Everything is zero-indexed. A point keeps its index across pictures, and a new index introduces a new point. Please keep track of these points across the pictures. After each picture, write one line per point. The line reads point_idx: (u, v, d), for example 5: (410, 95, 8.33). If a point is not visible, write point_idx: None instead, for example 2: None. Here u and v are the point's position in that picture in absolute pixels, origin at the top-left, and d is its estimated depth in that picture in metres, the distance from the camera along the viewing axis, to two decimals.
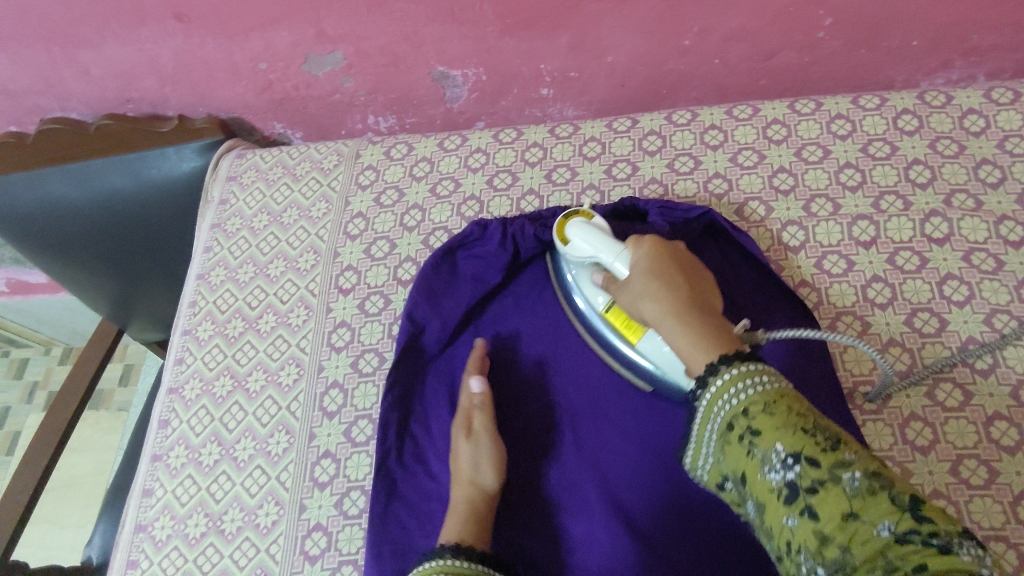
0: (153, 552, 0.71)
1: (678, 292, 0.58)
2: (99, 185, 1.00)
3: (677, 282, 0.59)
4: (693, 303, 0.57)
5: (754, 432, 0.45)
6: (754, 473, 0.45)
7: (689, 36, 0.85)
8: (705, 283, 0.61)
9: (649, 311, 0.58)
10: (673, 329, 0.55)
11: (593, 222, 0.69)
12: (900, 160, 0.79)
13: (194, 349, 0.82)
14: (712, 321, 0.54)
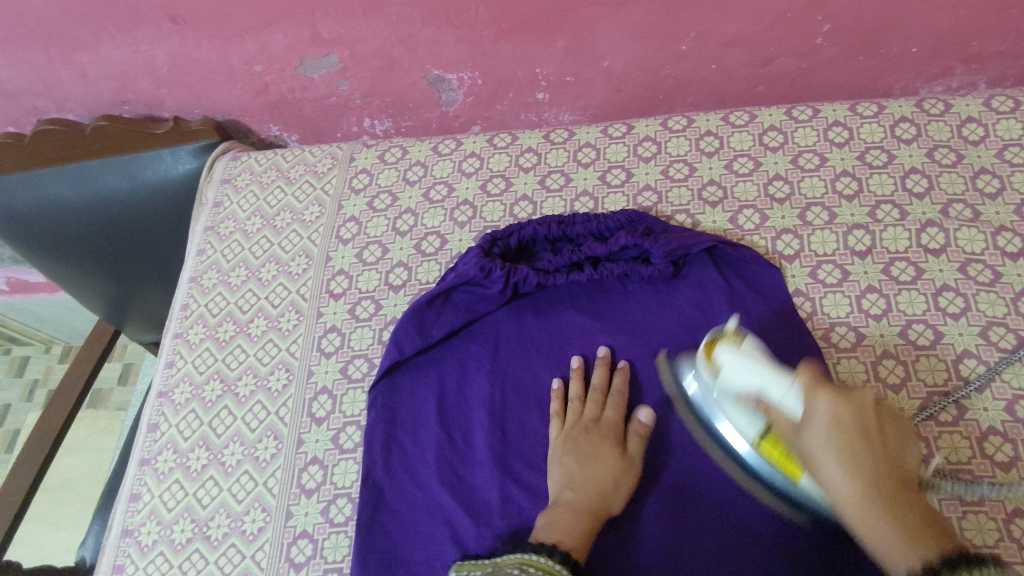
0: (139, 557, 0.71)
1: (875, 473, 0.49)
2: (95, 185, 0.99)
3: (872, 452, 0.49)
4: (891, 497, 0.48)
5: None
6: None
7: (686, 41, 0.84)
8: (901, 433, 0.52)
9: (828, 486, 0.50)
10: (876, 525, 0.47)
11: (743, 343, 0.59)
12: (897, 168, 0.78)
13: (184, 353, 0.82)
14: (905, 502, 0.48)
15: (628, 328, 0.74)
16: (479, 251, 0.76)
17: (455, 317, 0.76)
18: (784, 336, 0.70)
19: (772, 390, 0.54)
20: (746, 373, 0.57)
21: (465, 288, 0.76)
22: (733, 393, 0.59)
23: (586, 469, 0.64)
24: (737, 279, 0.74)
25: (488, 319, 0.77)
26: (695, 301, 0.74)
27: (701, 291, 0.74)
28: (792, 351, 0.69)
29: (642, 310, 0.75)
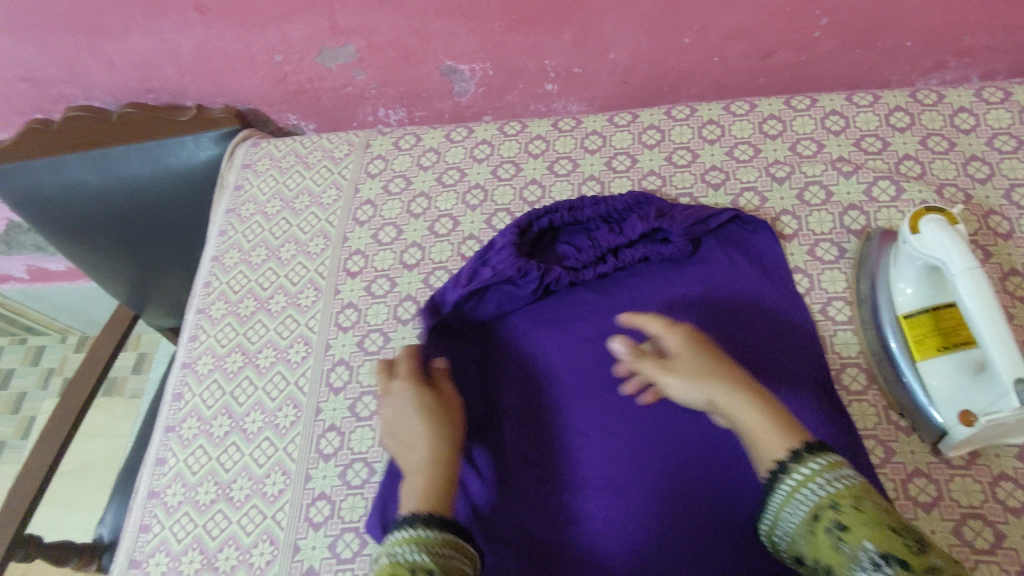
0: (165, 516, 0.74)
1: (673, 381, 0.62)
2: (120, 171, 1.03)
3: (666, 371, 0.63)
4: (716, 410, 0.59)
5: (842, 531, 0.49)
6: (842, 567, 0.48)
7: (689, 34, 0.88)
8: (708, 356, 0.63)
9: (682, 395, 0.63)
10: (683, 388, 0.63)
11: (956, 228, 0.64)
12: (891, 155, 0.82)
13: (207, 327, 0.85)
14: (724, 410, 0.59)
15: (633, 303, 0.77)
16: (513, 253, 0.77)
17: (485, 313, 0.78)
18: (783, 309, 0.74)
19: (948, 267, 0.62)
20: (934, 249, 0.63)
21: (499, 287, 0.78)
22: (924, 262, 0.65)
23: (411, 416, 0.63)
24: (744, 258, 0.78)
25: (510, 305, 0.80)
26: (701, 278, 0.77)
27: (706, 267, 0.78)
28: (790, 326, 0.73)
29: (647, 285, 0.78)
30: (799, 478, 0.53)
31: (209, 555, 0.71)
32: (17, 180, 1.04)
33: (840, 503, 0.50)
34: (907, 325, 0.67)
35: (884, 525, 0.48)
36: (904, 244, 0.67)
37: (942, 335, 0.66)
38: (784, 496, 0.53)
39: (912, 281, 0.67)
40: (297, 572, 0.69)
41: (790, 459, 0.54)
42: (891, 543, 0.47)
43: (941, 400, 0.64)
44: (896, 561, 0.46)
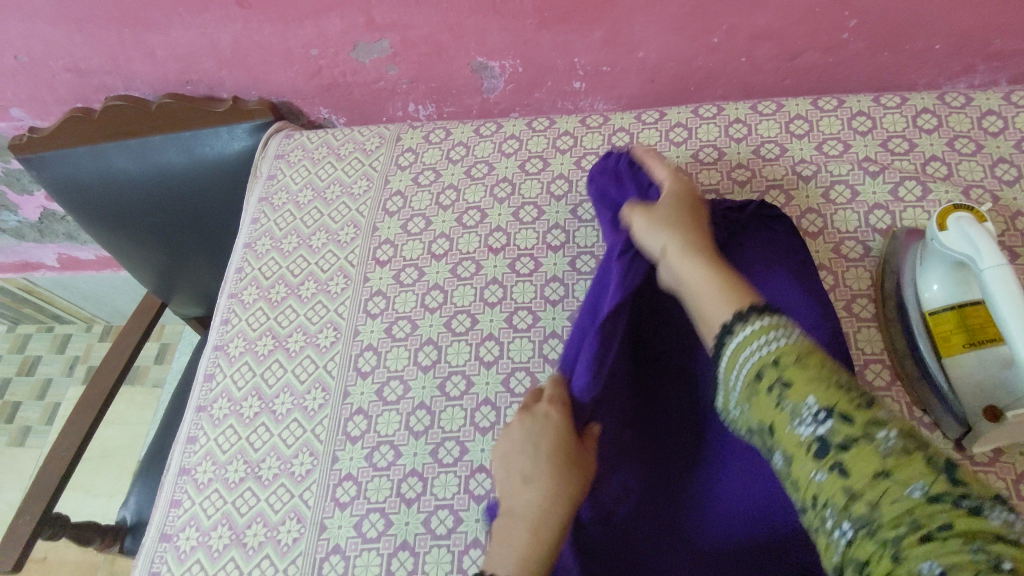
0: (195, 493, 0.76)
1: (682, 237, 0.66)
2: (157, 160, 1.06)
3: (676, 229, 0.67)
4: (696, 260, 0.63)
5: (786, 387, 0.46)
6: (783, 426, 0.46)
7: (718, 34, 0.89)
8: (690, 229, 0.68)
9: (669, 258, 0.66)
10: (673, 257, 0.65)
11: (985, 225, 0.64)
12: (918, 156, 0.82)
13: (239, 311, 0.87)
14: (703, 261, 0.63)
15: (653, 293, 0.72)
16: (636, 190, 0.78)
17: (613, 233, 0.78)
18: None
19: (977, 261, 0.62)
20: (962, 244, 0.64)
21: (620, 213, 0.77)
22: (951, 259, 0.65)
23: (526, 465, 0.62)
24: (779, 258, 0.75)
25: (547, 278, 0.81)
26: None
27: None
28: None
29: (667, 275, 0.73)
30: (744, 339, 0.50)
31: (238, 531, 0.73)
32: (57, 167, 1.07)
33: (784, 360, 0.47)
34: (932, 321, 0.67)
35: (830, 383, 0.45)
36: (931, 242, 0.68)
37: (969, 331, 0.65)
38: (735, 354, 0.51)
39: (939, 279, 0.67)
40: (323, 550, 0.70)
41: (751, 314, 0.52)
42: (836, 397, 0.44)
43: (966, 396, 0.65)
44: (837, 415, 0.43)
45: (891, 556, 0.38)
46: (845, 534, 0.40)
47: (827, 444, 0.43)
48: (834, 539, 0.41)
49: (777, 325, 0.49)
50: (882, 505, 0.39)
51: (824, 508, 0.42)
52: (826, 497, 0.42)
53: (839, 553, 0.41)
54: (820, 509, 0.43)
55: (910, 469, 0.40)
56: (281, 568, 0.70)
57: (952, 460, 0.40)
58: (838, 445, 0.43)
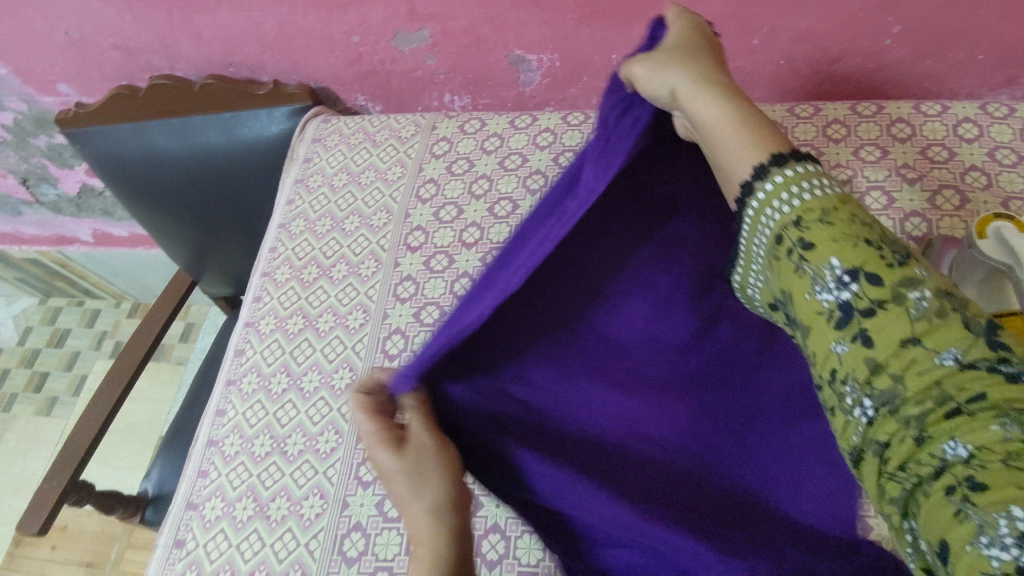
0: (222, 464, 0.77)
1: (705, 70, 0.53)
2: (197, 139, 1.08)
3: (697, 65, 0.53)
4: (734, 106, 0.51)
5: (809, 248, 0.42)
6: (803, 292, 0.43)
7: (758, 35, 0.88)
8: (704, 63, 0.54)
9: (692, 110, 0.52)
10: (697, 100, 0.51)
11: None
12: (957, 165, 0.82)
13: (271, 290, 0.89)
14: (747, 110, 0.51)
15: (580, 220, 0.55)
16: None
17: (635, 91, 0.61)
18: None
19: None
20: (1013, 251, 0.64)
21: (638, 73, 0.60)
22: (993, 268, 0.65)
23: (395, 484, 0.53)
24: None
25: None
26: None
27: None
28: None
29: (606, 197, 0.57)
30: (771, 190, 0.46)
31: (262, 504, 0.74)
32: (101, 142, 1.10)
33: (805, 219, 0.43)
34: None
35: (855, 238, 0.41)
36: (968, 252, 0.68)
37: None
38: (757, 220, 0.47)
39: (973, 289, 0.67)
40: (345, 526, 0.71)
41: (772, 163, 0.46)
42: (861, 256, 0.40)
43: None
44: (866, 276, 0.40)
45: (914, 436, 0.37)
46: (865, 411, 0.39)
47: (851, 310, 0.40)
48: (853, 413, 0.40)
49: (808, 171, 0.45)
50: (907, 377, 0.38)
51: (843, 384, 0.40)
52: (846, 372, 0.40)
53: (859, 432, 0.40)
54: (839, 383, 0.41)
55: (945, 334, 0.37)
56: (303, 542, 0.71)
57: (983, 317, 0.38)
58: (862, 311, 0.40)
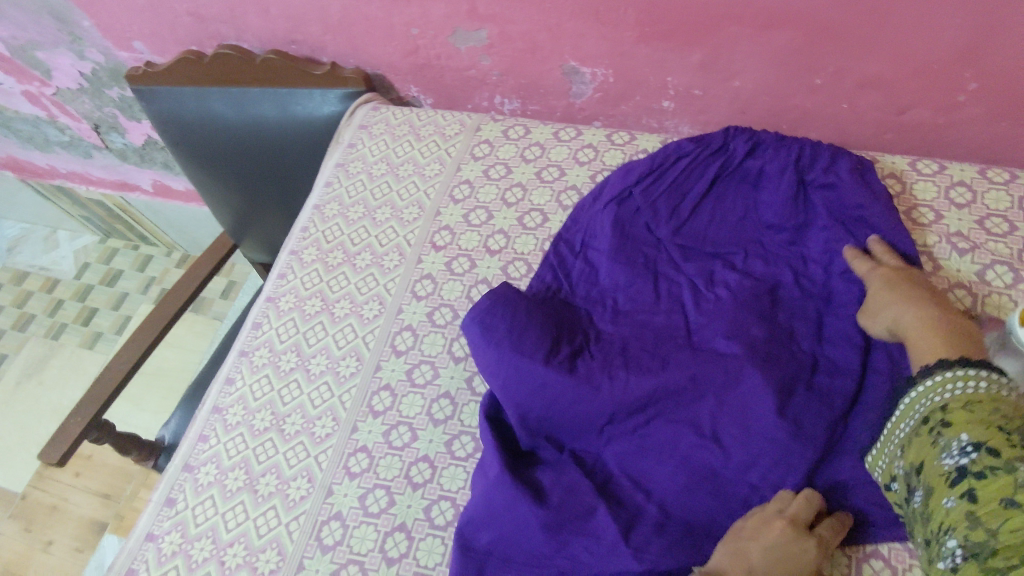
0: (222, 432, 0.79)
1: None
2: (252, 110, 1.11)
3: None
4: None
5: (948, 425, 0.52)
6: (932, 459, 0.52)
7: (823, 75, 0.85)
8: None
9: None
10: None
11: None
12: (1017, 241, 0.76)
13: (296, 268, 0.90)
14: None
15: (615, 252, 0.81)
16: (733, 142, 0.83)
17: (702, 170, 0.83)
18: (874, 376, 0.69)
19: None
20: None
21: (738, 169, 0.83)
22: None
23: None
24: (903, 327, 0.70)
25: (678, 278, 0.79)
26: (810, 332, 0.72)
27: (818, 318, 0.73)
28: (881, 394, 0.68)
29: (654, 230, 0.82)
30: (935, 383, 0.55)
31: (252, 478, 0.76)
32: (163, 102, 1.14)
33: (956, 406, 0.52)
34: None
35: (989, 423, 0.49)
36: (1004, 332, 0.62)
37: None
38: (910, 406, 0.57)
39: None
40: (325, 514, 0.72)
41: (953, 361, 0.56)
42: (987, 434, 0.49)
43: None
44: (985, 450, 0.48)
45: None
46: (955, 559, 0.47)
47: (964, 473, 0.48)
48: (944, 556, 0.48)
49: (980, 373, 0.54)
50: (1006, 528, 0.44)
51: (947, 537, 0.48)
52: (950, 523, 0.48)
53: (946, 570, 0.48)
54: (944, 532, 0.48)
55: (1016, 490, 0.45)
56: (284, 522, 0.72)
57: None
58: (976, 475, 0.48)
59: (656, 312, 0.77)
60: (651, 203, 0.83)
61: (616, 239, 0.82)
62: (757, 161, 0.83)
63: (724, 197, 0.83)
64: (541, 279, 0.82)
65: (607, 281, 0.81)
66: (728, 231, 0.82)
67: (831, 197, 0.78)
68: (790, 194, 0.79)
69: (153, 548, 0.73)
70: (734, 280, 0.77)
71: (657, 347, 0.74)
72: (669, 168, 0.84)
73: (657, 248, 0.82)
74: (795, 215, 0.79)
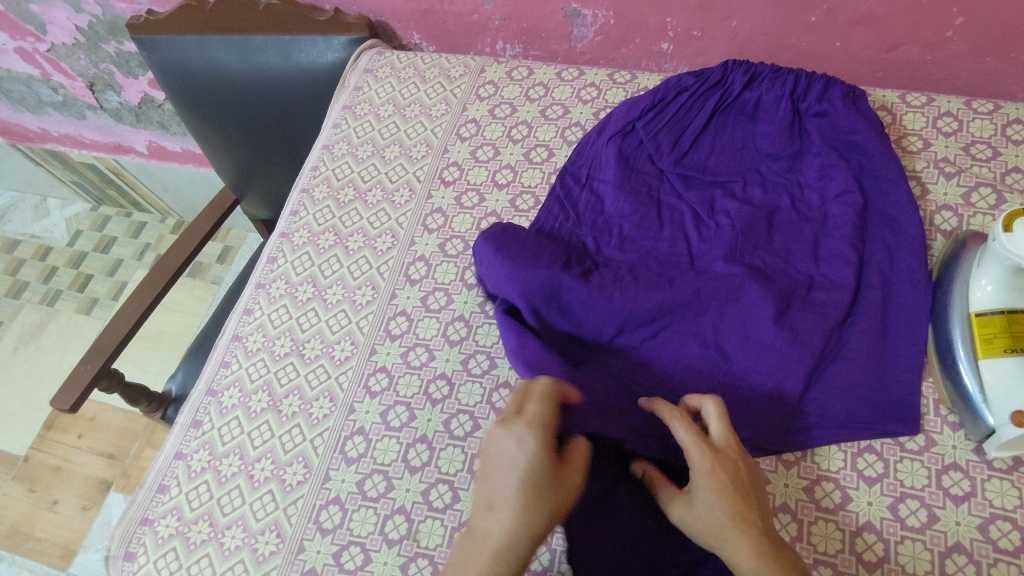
0: (244, 357, 0.83)
1: None
2: (254, 58, 1.12)
3: None
4: None
5: None
6: None
7: (817, 13, 0.88)
8: None
9: None
10: None
11: None
12: (999, 165, 0.80)
13: (308, 206, 0.93)
14: None
15: (615, 188, 0.84)
16: (732, 73, 0.86)
17: (701, 107, 0.86)
18: (872, 285, 0.73)
19: None
20: None
21: (736, 104, 0.87)
22: (1016, 262, 0.64)
23: None
24: (900, 245, 0.75)
25: (679, 206, 0.82)
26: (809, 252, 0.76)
27: (819, 236, 0.77)
28: (880, 303, 0.72)
29: (654, 162, 0.85)
30: None
31: (275, 399, 0.79)
32: (164, 51, 1.16)
33: None
34: (976, 323, 0.67)
35: None
36: (993, 240, 0.66)
37: (1012, 337, 0.65)
38: None
39: (993, 279, 0.67)
40: (348, 429, 0.75)
41: None
42: None
43: (995, 401, 0.64)
44: None
45: None
46: None
47: None
48: None
49: None
50: None
51: None
52: None
53: None
54: None
55: None
56: (309, 438, 0.75)
57: None
58: None
59: (659, 240, 0.80)
60: (653, 136, 0.86)
61: (621, 172, 0.84)
62: (754, 94, 0.86)
63: (723, 129, 0.86)
64: (547, 211, 0.84)
65: (610, 211, 0.83)
66: (728, 161, 0.85)
67: (825, 125, 0.82)
68: (786, 124, 0.83)
69: (182, 466, 0.77)
70: (735, 206, 0.80)
71: (663, 269, 0.77)
72: (669, 102, 0.87)
73: (659, 179, 0.84)
74: (791, 143, 0.83)
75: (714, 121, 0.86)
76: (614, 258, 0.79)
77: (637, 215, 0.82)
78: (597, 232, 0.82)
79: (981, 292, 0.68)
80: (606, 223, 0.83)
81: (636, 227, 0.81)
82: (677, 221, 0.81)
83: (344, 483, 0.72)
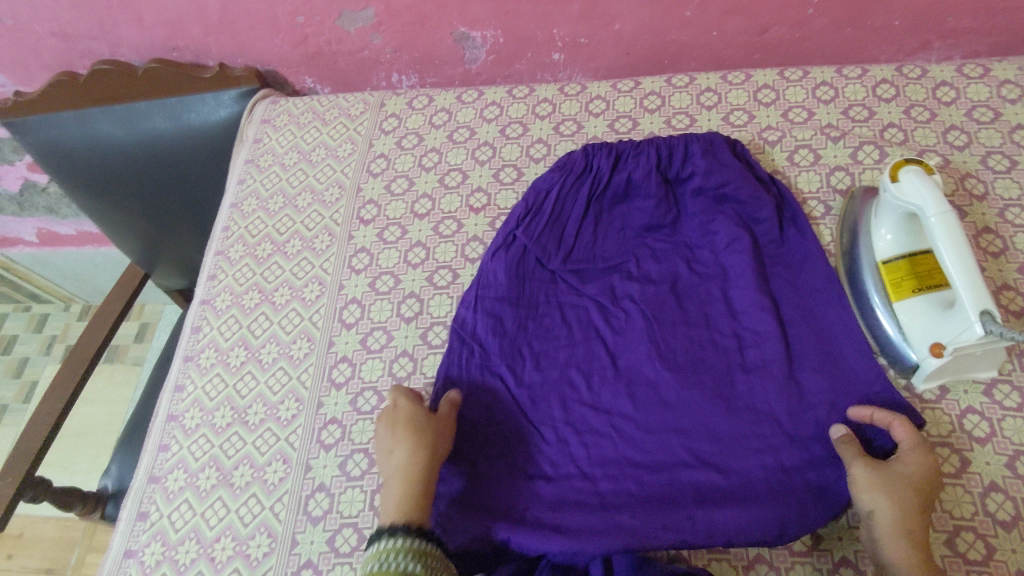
0: (183, 437, 0.78)
1: None
2: (141, 126, 1.08)
3: None
4: None
5: None
6: None
7: (691, 7, 0.92)
8: None
9: None
10: None
11: (933, 179, 0.68)
12: (876, 123, 0.87)
13: (226, 267, 0.90)
14: None
15: (511, 300, 0.79)
16: (588, 158, 0.85)
17: (580, 199, 0.84)
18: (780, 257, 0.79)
19: (924, 212, 0.66)
20: (918, 196, 0.67)
21: (609, 189, 0.84)
22: (907, 211, 0.69)
23: None
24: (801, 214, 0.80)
25: (587, 307, 0.79)
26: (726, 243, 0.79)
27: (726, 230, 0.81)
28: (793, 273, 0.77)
29: (541, 277, 0.81)
30: None
31: (225, 472, 0.75)
32: (38, 133, 1.08)
33: None
34: (884, 270, 0.72)
35: None
36: (883, 194, 0.71)
37: (918, 278, 0.70)
38: None
39: (891, 227, 0.72)
40: (308, 488, 0.72)
41: None
42: None
43: (914, 338, 0.69)
44: None
45: None
46: None
47: None
48: None
49: None
50: None
51: None
52: None
53: None
54: None
55: None
56: (268, 505, 0.72)
57: None
58: None
59: (573, 346, 0.77)
60: (536, 240, 0.82)
61: (513, 286, 0.80)
62: (623, 174, 0.84)
63: (603, 217, 0.84)
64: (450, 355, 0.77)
65: (513, 329, 0.77)
66: (614, 244, 0.83)
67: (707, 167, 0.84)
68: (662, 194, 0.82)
69: (134, 563, 0.72)
70: (637, 289, 0.79)
71: (588, 387, 0.74)
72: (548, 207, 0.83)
73: (554, 282, 0.81)
74: (672, 202, 0.83)
75: (596, 206, 0.84)
76: (534, 383, 0.75)
77: (540, 321, 0.79)
78: (504, 357, 0.76)
79: (882, 243, 0.73)
80: (506, 345, 0.77)
81: (550, 344, 0.77)
82: (584, 327, 0.78)
83: (313, 545, 0.69)
